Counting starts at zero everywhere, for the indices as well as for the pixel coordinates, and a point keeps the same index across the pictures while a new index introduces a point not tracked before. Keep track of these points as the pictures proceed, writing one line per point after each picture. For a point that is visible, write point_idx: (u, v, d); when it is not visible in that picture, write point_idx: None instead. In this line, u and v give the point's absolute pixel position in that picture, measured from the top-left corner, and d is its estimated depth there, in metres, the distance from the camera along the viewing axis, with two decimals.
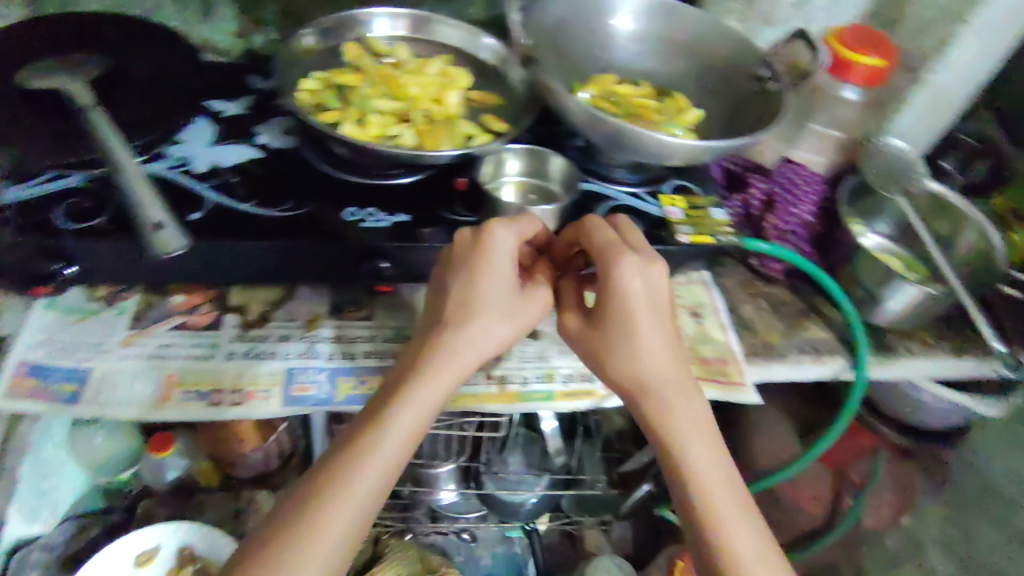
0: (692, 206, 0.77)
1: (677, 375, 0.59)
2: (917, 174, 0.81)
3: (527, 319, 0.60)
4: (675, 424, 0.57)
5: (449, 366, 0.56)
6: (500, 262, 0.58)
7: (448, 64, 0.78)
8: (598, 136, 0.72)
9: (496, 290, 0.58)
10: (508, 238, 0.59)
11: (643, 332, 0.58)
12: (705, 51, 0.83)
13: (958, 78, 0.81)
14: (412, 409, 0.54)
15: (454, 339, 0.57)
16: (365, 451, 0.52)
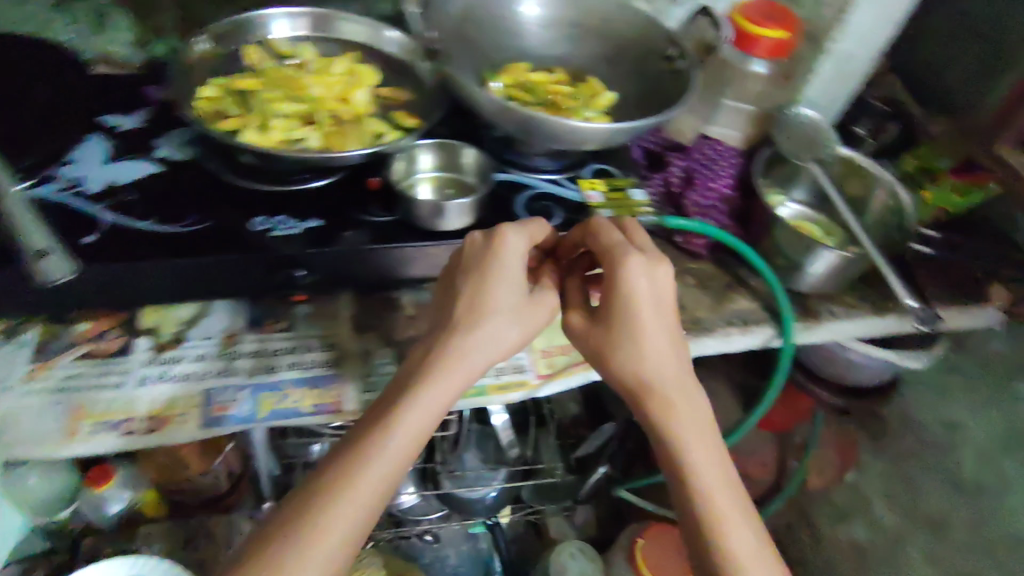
0: (611, 188, 0.78)
1: (677, 371, 0.62)
2: (829, 143, 0.83)
3: (534, 317, 0.61)
4: (675, 419, 0.60)
5: (458, 368, 0.57)
6: (510, 265, 0.60)
7: (354, 61, 0.76)
8: (511, 125, 0.71)
9: (505, 292, 0.60)
10: (518, 243, 0.61)
11: (648, 330, 0.61)
12: (614, 32, 0.83)
13: (858, 45, 0.83)
14: (419, 411, 0.56)
15: (461, 341, 0.58)
16: (372, 454, 0.53)
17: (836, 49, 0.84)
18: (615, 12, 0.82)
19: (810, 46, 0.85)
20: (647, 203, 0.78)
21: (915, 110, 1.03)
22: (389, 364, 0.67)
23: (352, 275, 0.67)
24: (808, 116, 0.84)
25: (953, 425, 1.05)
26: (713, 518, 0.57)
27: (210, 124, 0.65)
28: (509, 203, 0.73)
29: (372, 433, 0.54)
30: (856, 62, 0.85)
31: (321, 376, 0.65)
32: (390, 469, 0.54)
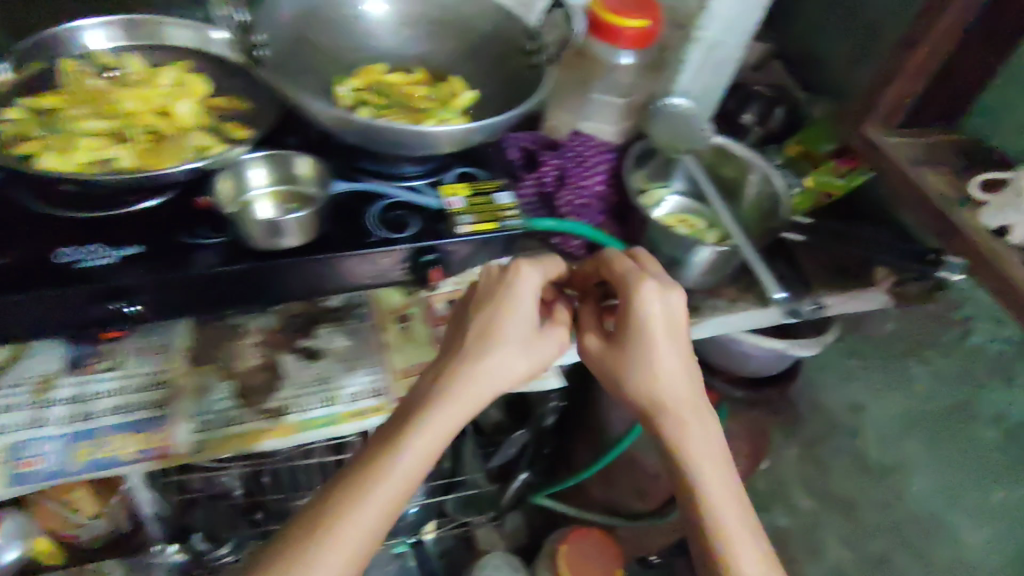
0: (475, 192, 0.74)
1: (688, 392, 0.60)
2: (701, 134, 0.81)
3: (545, 342, 0.62)
4: (687, 439, 0.59)
5: (467, 395, 0.57)
6: (523, 299, 0.61)
7: (182, 70, 0.69)
8: (352, 134, 0.66)
9: (514, 323, 0.60)
10: (534, 277, 0.62)
11: (658, 353, 0.60)
12: (472, 28, 0.78)
13: (725, 31, 0.80)
14: (427, 437, 0.54)
15: (468, 368, 0.57)
16: (376, 482, 0.52)
17: (705, 37, 0.80)
18: (469, 5, 0.77)
19: (678, 33, 0.82)
20: (513, 206, 0.74)
21: (799, 93, 1.01)
22: (225, 400, 0.62)
23: (184, 305, 0.63)
24: (675, 104, 0.81)
25: (858, 409, 1.04)
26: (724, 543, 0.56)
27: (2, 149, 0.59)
28: (360, 215, 0.68)
29: (379, 459, 0.54)
30: (727, 48, 0.82)
31: (145, 419, 0.60)
32: (393, 498, 0.52)
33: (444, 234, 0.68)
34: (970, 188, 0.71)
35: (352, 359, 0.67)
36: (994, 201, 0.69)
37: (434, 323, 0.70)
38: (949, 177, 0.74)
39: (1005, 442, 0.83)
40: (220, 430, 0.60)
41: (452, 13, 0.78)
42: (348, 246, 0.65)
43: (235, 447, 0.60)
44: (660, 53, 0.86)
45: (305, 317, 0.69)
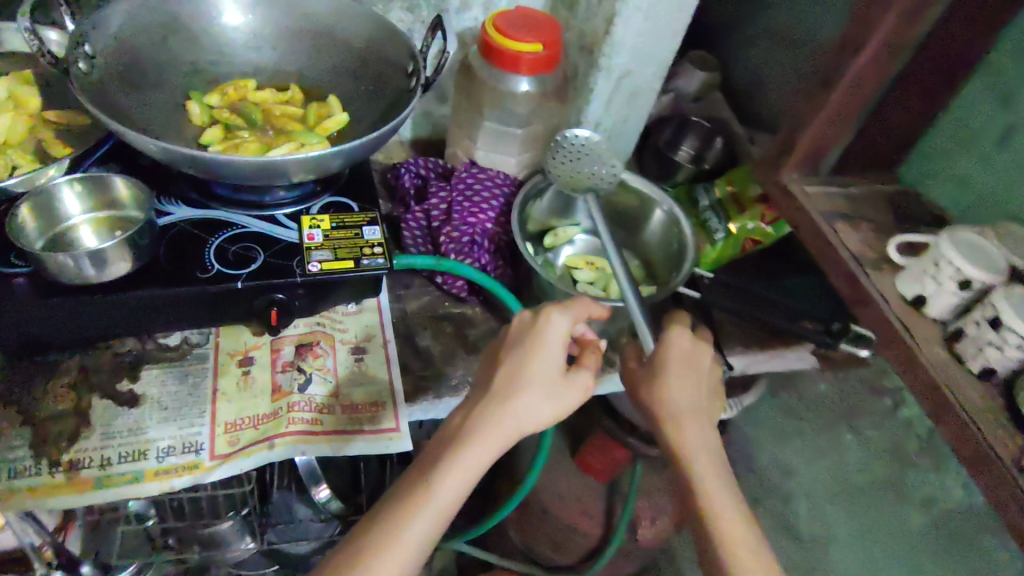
0: (339, 225, 0.66)
1: (705, 425, 0.56)
2: (608, 169, 0.71)
3: (574, 379, 0.54)
4: (706, 471, 0.54)
5: (495, 437, 0.50)
6: (553, 342, 0.53)
7: (20, 81, 0.64)
8: (185, 165, 0.58)
9: (545, 365, 0.52)
10: (564, 323, 0.54)
11: (683, 385, 0.56)
12: (355, 43, 0.71)
13: (638, 59, 0.73)
14: (455, 478, 0.48)
15: (495, 411, 0.50)
16: (399, 529, 0.46)
17: (612, 66, 0.72)
18: (350, 18, 0.70)
19: (585, 59, 0.75)
20: (381, 241, 0.66)
21: (740, 127, 0.94)
22: (17, 449, 0.56)
23: None
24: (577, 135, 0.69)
25: (789, 472, 0.95)
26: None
27: None
28: (201, 246, 0.62)
29: (403, 504, 0.47)
30: (639, 77, 0.75)
31: None
32: (417, 544, 0.46)
33: (292, 272, 0.61)
34: (888, 248, 0.64)
35: (172, 408, 0.60)
36: (909, 266, 0.61)
37: (278, 369, 0.64)
38: (869, 235, 0.66)
39: (933, 529, 0.75)
40: (5, 484, 0.54)
41: (329, 26, 0.71)
42: (177, 281, 0.59)
43: (17, 503, 0.53)
44: (569, 79, 0.78)
45: (133, 355, 0.63)
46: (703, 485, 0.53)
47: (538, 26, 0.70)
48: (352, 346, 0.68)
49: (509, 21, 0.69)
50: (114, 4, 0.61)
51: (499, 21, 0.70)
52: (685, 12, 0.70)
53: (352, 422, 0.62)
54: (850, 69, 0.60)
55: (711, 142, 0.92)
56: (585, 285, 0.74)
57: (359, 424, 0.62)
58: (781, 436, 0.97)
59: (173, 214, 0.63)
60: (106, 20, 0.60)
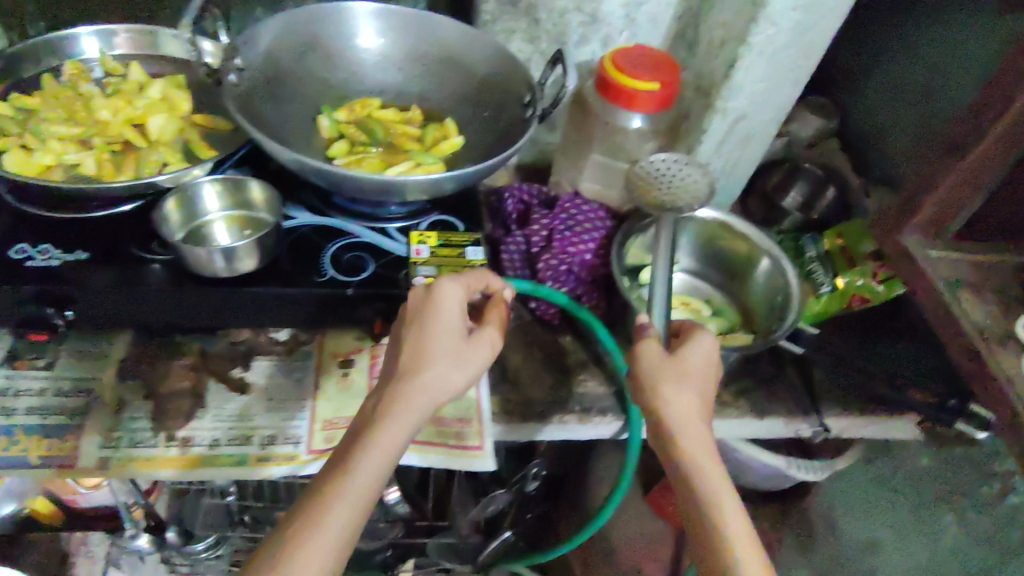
0: (444, 244, 0.69)
1: (701, 427, 0.53)
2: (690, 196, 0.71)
3: (479, 341, 0.56)
4: (705, 472, 0.51)
5: (412, 407, 0.52)
6: (448, 310, 0.56)
7: (172, 86, 0.70)
8: (312, 175, 0.62)
9: (445, 334, 0.55)
10: (457, 291, 0.57)
11: (686, 385, 0.54)
12: (476, 70, 0.74)
13: (754, 104, 0.72)
14: (379, 449, 0.49)
15: (407, 383, 0.53)
16: (331, 496, 0.47)
17: (728, 108, 0.72)
18: (474, 47, 0.73)
19: (700, 100, 0.74)
20: (482, 262, 0.68)
21: (854, 180, 0.90)
22: (139, 420, 0.61)
23: (125, 315, 0.62)
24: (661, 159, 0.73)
25: (873, 545, 0.90)
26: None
27: None
28: (317, 252, 0.66)
29: (331, 480, 0.48)
30: (755, 121, 0.74)
31: (61, 425, 0.59)
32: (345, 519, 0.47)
33: (398, 285, 0.64)
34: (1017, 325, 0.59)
35: (276, 400, 0.64)
36: None
37: (374, 375, 0.67)
38: (993, 308, 0.62)
39: None
40: (125, 451, 0.58)
41: (454, 53, 0.74)
42: (295, 281, 0.63)
43: (134, 472, 0.58)
44: (682, 119, 0.78)
45: (246, 345, 0.67)
46: (701, 489, 0.50)
47: (657, 64, 0.70)
48: None
49: (629, 57, 0.70)
50: (263, 25, 0.67)
51: (619, 57, 0.71)
52: (811, 60, 0.69)
53: (439, 436, 0.64)
54: (986, 132, 0.57)
55: (822, 191, 0.89)
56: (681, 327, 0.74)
57: (447, 439, 0.64)
58: (871, 508, 0.91)
59: (295, 219, 0.67)
60: (254, 38, 0.66)
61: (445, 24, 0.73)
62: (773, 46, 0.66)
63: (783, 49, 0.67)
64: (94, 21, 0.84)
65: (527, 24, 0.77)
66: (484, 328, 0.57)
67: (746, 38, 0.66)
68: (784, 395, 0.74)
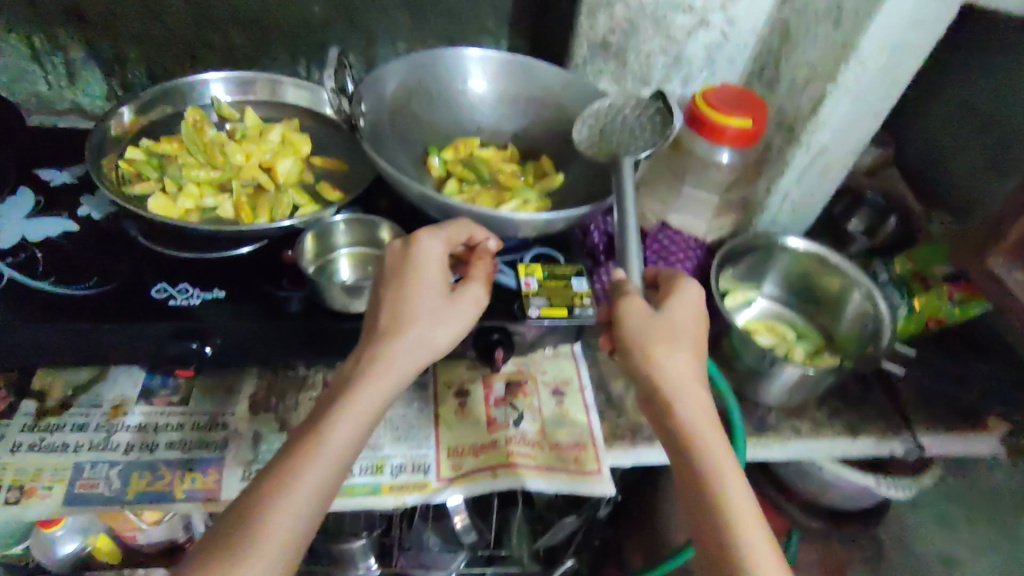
0: (551, 275, 0.71)
1: (695, 387, 0.52)
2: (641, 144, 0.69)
3: (462, 300, 0.55)
4: (701, 440, 0.49)
5: (391, 365, 0.50)
6: (428, 266, 0.54)
7: (292, 130, 0.74)
8: (435, 210, 0.65)
9: (426, 291, 0.53)
10: (436, 247, 0.56)
11: (677, 345, 0.53)
12: (571, 109, 0.78)
13: (838, 138, 0.75)
14: (354, 408, 0.48)
15: (389, 341, 0.51)
16: (306, 457, 0.46)
17: (812, 142, 0.75)
18: (570, 89, 0.77)
19: (782, 135, 0.78)
20: (589, 293, 0.70)
21: (916, 207, 0.95)
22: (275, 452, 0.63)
23: (256, 352, 0.64)
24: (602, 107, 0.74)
25: None
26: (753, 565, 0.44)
27: (117, 189, 0.64)
28: None
29: (304, 442, 0.46)
30: (836, 154, 0.77)
31: (204, 458, 0.61)
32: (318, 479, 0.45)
33: (516, 316, 0.66)
34: None
35: (401, 428, 0.67)
36: None
37: (491, 404, 0.69)
38: None
39: None
40: None
41: (548, 95, 0.78)
42: None
43: None
44: (763, 153, 0.81)
45: None
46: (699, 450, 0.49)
47: (747, 104, 0.74)
48: (552, 388, 0.72)
49: (725, 95, 0.74)
50: (386, 72, 0.71)
51: (714, 94, 0.75)
52: (892, 97, 0.72)
53: (559, 462, 0.65)
54: None
55: (884, 218, 0.93)
56: (773, 348, 0.77)
57: (565, 464, 0.65)
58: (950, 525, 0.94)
59: None
60: (376, 84, 0.70)
61: (544, 66, 0.77)
62: (861, 83, 0.69)
63: (870, 87, 0.70)
64: (195, 67, 0.87)
65: (615, 67, 0.82)
66: (468, 283, 0.56)
67: (835, 77, 0.69)
68: (876, 414, 0.76)
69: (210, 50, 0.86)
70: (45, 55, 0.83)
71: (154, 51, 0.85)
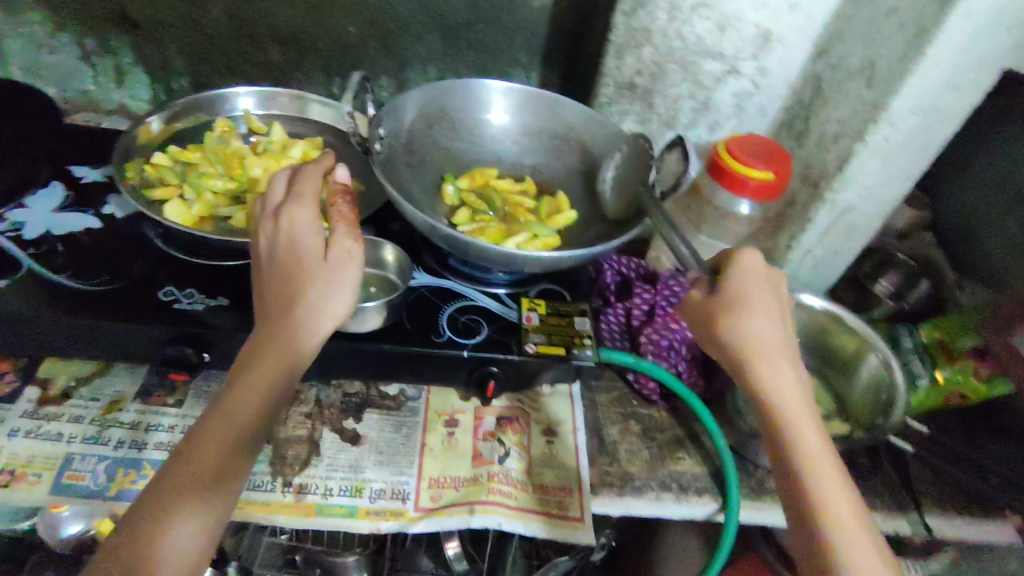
0: (554, 312, 0.70)
1: (786, 365, 0.51)
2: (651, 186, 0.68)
3: (337, 257, 0.51)
4: (789, 421, 0.49)
5: (283, 344, 0.49)
6: (298, 234, 0.51)
7: (314, 148, 0.76)
8: (440, 240, 0.65)
9: (303, 260, 0.50)
10: (305, 211, 0.52)
11: (760, 316, 0.51)
12: (591, 147, 0.77)
13: (864, 198, 0.72)
14: (249, 392, 0.47)
15: (279, 322, 0.49)
16: (200, 452, 0.45)
17: (836, 200, 0.72)
18: (592, 128, 0.77)
19: (807, 189, 0.76)
20: (590, 333, 0.68)
21: (949, 273, 0.91)
22: (258, 463, 0.63)
23: None
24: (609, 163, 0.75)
25: None
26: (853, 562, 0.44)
27: (139, 192, 0.67)
28: (436, 312, 0.68)
29: (199, 438, 0.46)
30: (862, 214, 0.74)
31: None
32: (220, 464, 0.45)
33: (511, 349, 0.65)
34: None
35: (387, 453, 0.66)
36: None
37: (480, 437, 0.69)
38: None
39: None
40: (244, 494, 0.61)
41: (569, 132, 0.78)
42: (415, 340, 0.64)
43: (256, 514, 0.60)
44: (785, 206, 0.79)
45: (359, 399, 0.70)
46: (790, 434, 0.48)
47: (772, 156, 0.72)
48: (544, 427, 0.71)
49: (749, 144, 0.72)
50: (408, 99, 0.73)
51: (738, 142, 0.73)
52: (924, 160, 0.69)
53: (541, 505, 0.64)
54: None
55: (915, 282, 0.87)
56: None
57: (549, 508, 0.64)
58: None
59: (417, 279, 0.71)
60: (397, 110, 0.72)
61: (567, 103, 0.77)
62: (891, 142, 0.67)
63: (900, 147, 0.67)
64: (234, 79, 0.90)
65: (640, 107, 0.81)
66: (342, 236, 0.51)
67: (863, 135, 0.67)
68: (884, 489, 0.72)
69: (249, 64, 0.89)
70: (95, 58, 0.88)
71: (195, 61, 0.88)
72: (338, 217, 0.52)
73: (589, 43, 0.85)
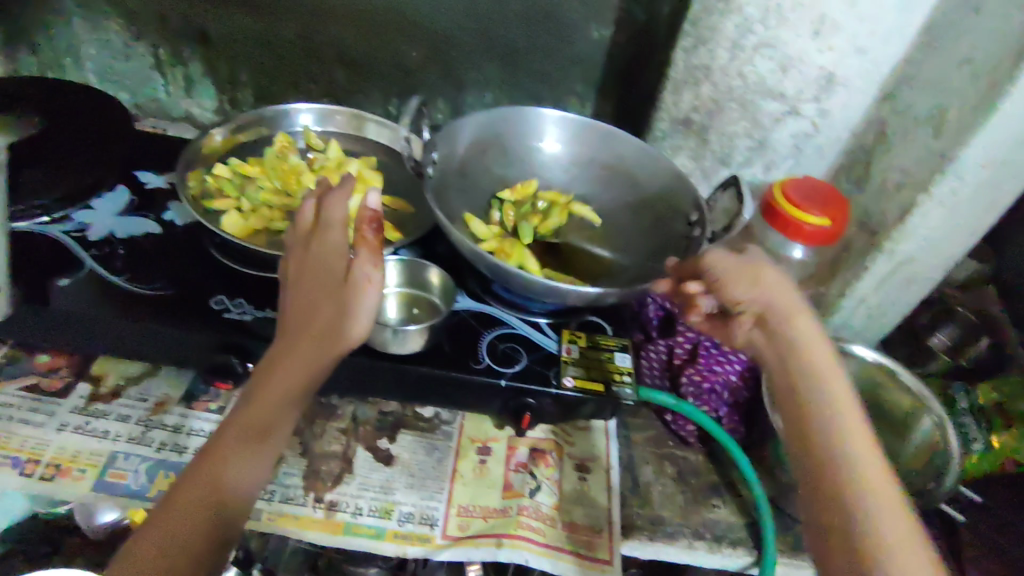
0: (594, 346, 0.69)
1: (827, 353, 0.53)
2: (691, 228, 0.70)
3: (355, 280, 0.50)
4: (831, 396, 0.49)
5: (308, 350, 0.50)
6: (328, 251, 0.53)
7: (367, 167, 0.77)
8: (485, 267, 0.65)
9: (330, 277, 0.52)
10: (337, 232, 0.53)
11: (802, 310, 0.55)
12: (642, 181, 0.77)
13: (925, 251, 0.70)
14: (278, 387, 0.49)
15: (306, 330, 0.50)
16: (233, 441, 0.47)
17: (895, 251, 0.70)
18: (643, 163, 0.77)
19: (864, 238, 0.73)
20: (630, 369, 0.67)
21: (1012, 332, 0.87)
22: (291, 477, 0.64)
23: None
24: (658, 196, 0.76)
25: None
26: (874, 517, 0.42)
27: (198, 202, 0.69)
28: (476, 338, 0.67)
29: (232, 429, 0.48)
30: (922, 266, 0.72)
31: None
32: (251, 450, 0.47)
33: (549, 382, 0.64)
34: None
35: (418, 477, 0.66)
36: None
37: (512, 467, 0.68)
38: None
39: None
40: (277, 506, 0.61)
41: (621, 164, 0.78)
42: (453, 365, 0.64)
43: (286, 528, 0.60)
44: (841, 252, 0.77)
45: (394, 418, 0.70)
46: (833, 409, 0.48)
47: (829, 201, 0.71)
48: (577, 462, 0.70)
49: (806, 188, 0.71)
50: (463, 124, 0.73)
51: (794, 184, 0.71)
52: (992, 216, 0.67)
53: (569, 543, 0.63)
54: None
55: (973, 339, 0.83)
56: None
57: (577, 547, 0.63)
58: None
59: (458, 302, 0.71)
60: (452, 135, 0.73)
61: (621, 135, 0.77)
62: (957, 197, 0.64)
63: (966, 202, 0.65)
64: (296, 95, 0.93)
65: (694, 143, 0.81)
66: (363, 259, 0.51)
67: (927, 188, 0.65)
68: None
69: (311, 80, 0.91)
70: (167, 67, 0.91)
71: (260, 75, 0.91)
72: (361, 241, 0.51)
73: (647, 77, 0.84)
